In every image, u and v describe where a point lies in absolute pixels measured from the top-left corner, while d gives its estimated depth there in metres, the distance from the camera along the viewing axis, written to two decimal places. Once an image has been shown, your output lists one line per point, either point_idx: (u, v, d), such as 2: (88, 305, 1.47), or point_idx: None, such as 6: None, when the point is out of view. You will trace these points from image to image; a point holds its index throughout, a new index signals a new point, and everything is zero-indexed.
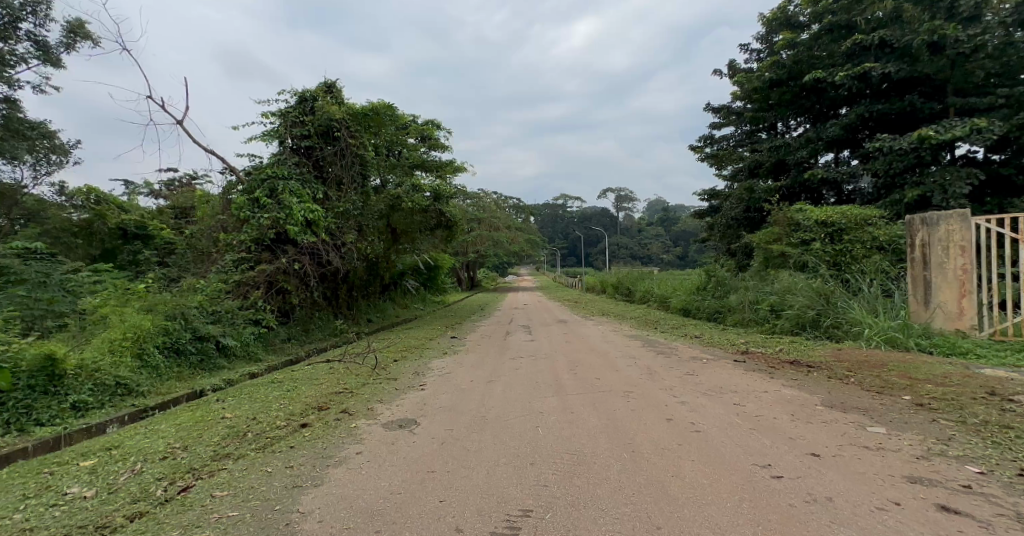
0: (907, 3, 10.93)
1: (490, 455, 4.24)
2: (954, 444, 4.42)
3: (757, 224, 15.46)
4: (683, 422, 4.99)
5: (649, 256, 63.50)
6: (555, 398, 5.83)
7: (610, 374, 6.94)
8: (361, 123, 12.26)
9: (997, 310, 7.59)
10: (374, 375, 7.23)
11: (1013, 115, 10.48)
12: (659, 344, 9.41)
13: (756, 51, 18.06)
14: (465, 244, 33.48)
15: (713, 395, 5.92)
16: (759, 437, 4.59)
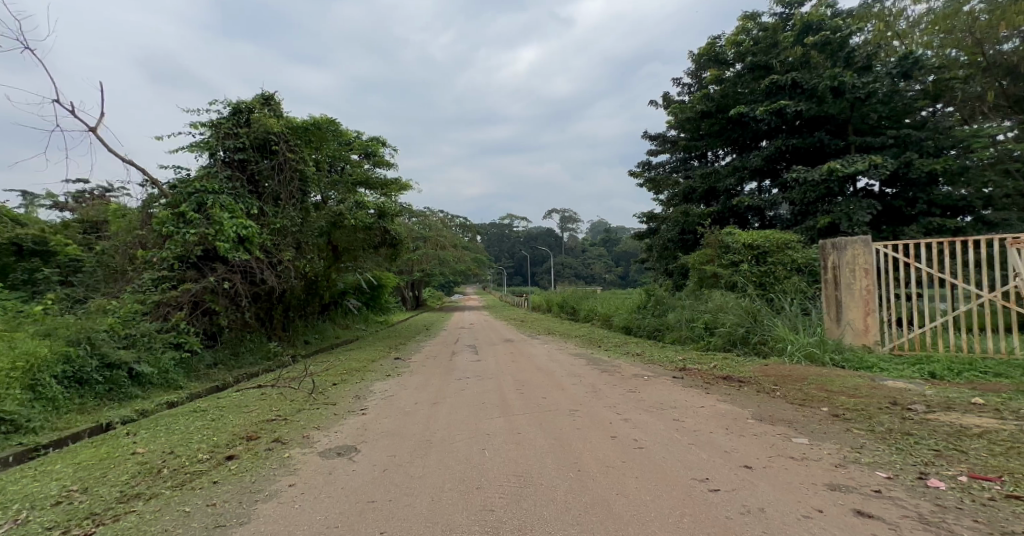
0: (813, 51, 12.18)
1: (435, 481, 4.43)
2: (866, 452, 4.96)
3: (691, 246, 16.26)
4: (626, 439, 5.35)
5: (592, 276, 65.00)
6: (502, 418, 6.09)
7: (557, 393, 7.26)
8: (302, 138, 12.22)
9: (897, 327, 8.40)
10: (311, 401, 7.23)
11: (900, 153, 11.83)
12: (602, 361, 9.80)
13: (688, 85, 19.28)
14: (410, 262, 33.44)
15: (655, 411, 6.33)
16: (697, 451, 4.99)
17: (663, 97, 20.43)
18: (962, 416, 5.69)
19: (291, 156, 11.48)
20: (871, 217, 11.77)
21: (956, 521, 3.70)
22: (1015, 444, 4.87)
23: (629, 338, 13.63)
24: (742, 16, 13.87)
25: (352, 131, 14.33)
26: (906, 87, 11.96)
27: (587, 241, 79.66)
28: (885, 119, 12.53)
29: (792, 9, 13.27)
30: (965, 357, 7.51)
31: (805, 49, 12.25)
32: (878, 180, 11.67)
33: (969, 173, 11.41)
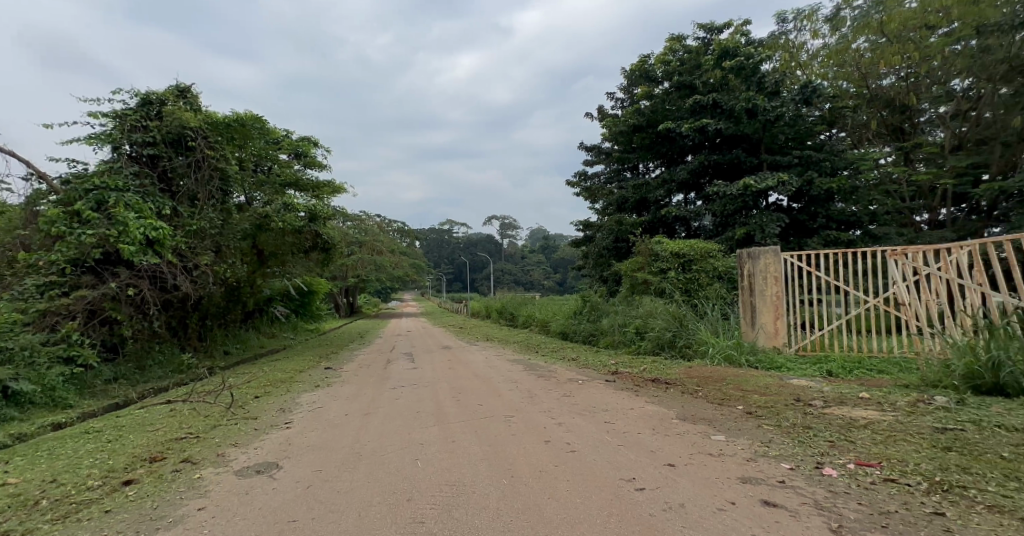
0: (730, 75, 13.19)
1: (363, 495, 4.36)
2: (774, 445, 5.08)
3: (625, 253, 16.89)
4: (559, 443, 5.47)
5: (531, 282, 65.85)
6: (436, 428, 6.14)
7: (493, 400, 7.46)
8: (222, 135, 11.78)
9: (802, 330, 9.22)
10: (228, 416, 7.03)
11: (803, 172, 12.92)
12: (539, 367, 10.12)
13: (620, 100, 20.13)
14: (344, 268, 32.76)
15: (587, 415, 6.59)
16: (624, 452, 5.13)
17: (599, 110, 21.20)
18: (852, 409, 6.17)
19: (209, 153, 11.16)
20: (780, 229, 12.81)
21: (844, 505, 3.81)
22: (888, 429, 4.92)
23: (565, 343, 14.06)
24: (670, 37, 14.77)
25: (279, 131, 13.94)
26: (807, 113, 13.12)
27: (525, 248, 80.66)
28: (791, 141, 13.68)
29: (713, 35, 14.29)
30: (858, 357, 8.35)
31: (723, 72, 13.30)
32: (786, 196, 12.75)
33: (857, 193, 12.94)
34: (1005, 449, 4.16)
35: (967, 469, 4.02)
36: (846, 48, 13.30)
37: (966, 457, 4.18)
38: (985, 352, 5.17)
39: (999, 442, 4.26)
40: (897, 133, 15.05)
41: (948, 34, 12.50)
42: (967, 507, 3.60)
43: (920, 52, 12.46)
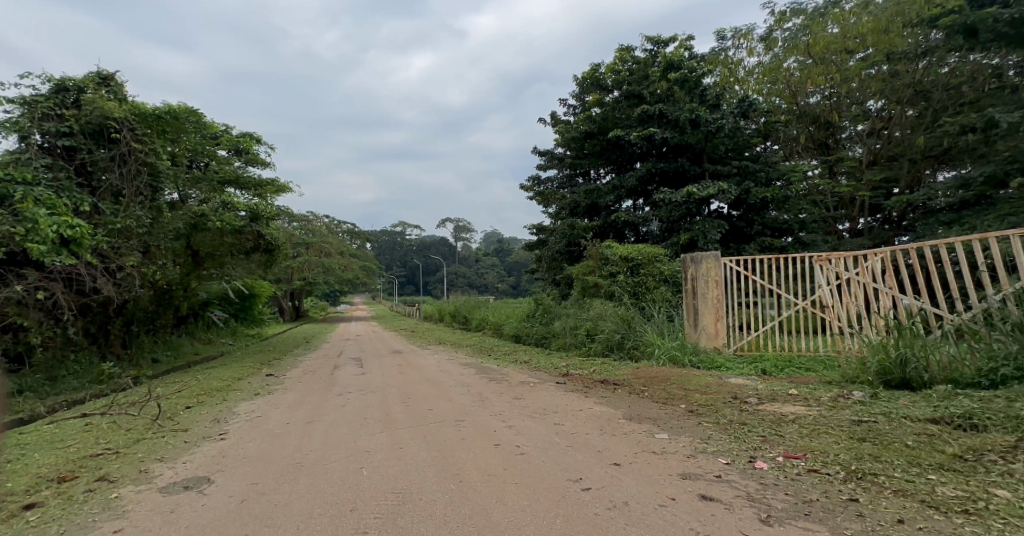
0: (675, 87, 13.78)
1: (302, 506, 3.98)
2: (713, 442, 5.05)
3: (576, 257, 17.17)
4: (508, 445, 5.18)
5: (484, 285, 65.79)
6: (385, 434, 5.76)
7: (443, 404, 7.23)
8: (153, 129, 11.20)
9: (740, 331, 9.64)
10: (155, 429, 6.40)
11: (742, 181, 13.57)
12: (491, 370, 10.19)
13: (573, 106, 20.51)
14: (290, 270, 31.95)
15: (537, 417, 6.33)
16: (573, 453, 4.90)
17: (551, 116, 21.54)
18: (782, 405, 6.48)
19: (137, 147, 10.45)
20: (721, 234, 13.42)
21: (772, 496, 3.77)
22: (813, 422, 5.13)
23: (519, 346, 14.21)
24: (619, 48, 15.19)
25: (219, 127, 13.67)
26: (744, 125, 13.73)
27: (478, 251, 80.60)
28: (730, 152, 14.38)
29: (659, 47, 14.82)
30: (788, 357, 8.92)
31: (669, 84, 13.85)
32: (727, 204, 13.35)
33: (788, 201, 13.78)
34: (910, 438, 4.28)
35: (877, 458, 4.07)
36: (778, 66, 14.40)
37: (878, 447, 4.25)
38: (894, 350, 5.60)
39: (906, 432, 4.40)
40: (822, 147, 15.98)
41: (864, 59, 13.81)
42: (876, 491, 3.60)
43: (840, 74, 13.78)
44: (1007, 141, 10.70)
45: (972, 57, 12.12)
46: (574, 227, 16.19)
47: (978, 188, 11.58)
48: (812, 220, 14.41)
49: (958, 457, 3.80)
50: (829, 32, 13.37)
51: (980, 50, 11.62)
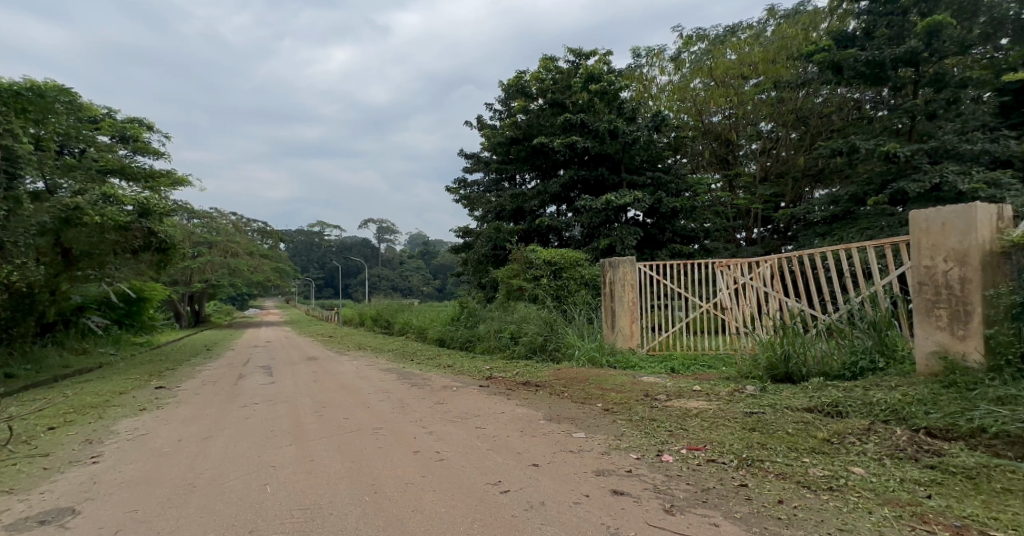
0: (595, 100, 14.53)
1: (192, 533, 3.46)
2: (625, 439, 5.19)
3: (502, 260, 17.29)
4: (428, 452, 4.91)
5: (409, 288, 64.83)
6: (294, 446, 5.24)
7: (360, 412, 6.90)
8: (11, 106, 9.64)
9: (652, 332, 10.25)
10: (8, 454, 5.37)
11: (655, 191, 14.43)
12: (413, 376, 10.14)
13: (498, 111, 20.87)
14: (188, 270, 30.15)
15: (458, 422, 6.16)
16: (492, 456, 4.74)
17: (478, 120, 21.77)
18: (688, 400, 6.88)
19: None
20: (636, 241, 14.16)
21: (675, 486, 3.89)
22: (712, 415, 5.54)
23: (442, 349, 14.17)
24: (543, 57, 15.63)
25: (99, 111, 12.74)
26: (658, 138, 14.47)
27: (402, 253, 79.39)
28: (644, 163, 15.11)
29: (580, 60, 15.41)
30: (693, 355, 9.55)
31: (589, 95, 14.44)
32: (641, 212, 14.12)
33: (695, 211, 14.63)
34: (790, 426, 4.77)
35: (764, 445, 4.46)
36: (686, 86, 15.72)
37: (767, 435, 4.66)
38: (781, 347, 6.18)
39: (787, 420, 4.91)
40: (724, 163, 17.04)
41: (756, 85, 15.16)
42: (762, 476, 3.88)
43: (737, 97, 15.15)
44: (865, 165, 12.54)
45: (840, 92, 14.35)
46: (499, 231, 16.40)
47: (844, 204, 12.90)
48: (716, 229, 15.27)
49: (827, 440, 4.29)
50: (728, 58, 15.03)
51: (844, 85, 12.87)
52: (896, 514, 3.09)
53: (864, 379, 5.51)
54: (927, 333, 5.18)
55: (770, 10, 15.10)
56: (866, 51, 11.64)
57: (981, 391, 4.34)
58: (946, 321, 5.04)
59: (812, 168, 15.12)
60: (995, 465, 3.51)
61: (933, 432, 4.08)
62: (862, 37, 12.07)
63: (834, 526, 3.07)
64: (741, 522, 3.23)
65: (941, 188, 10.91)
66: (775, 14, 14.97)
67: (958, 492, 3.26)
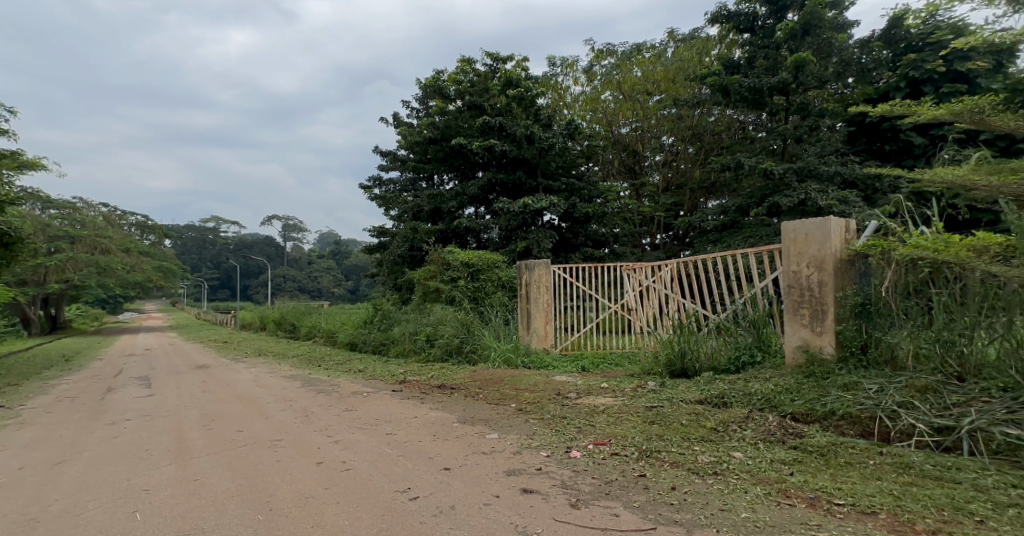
0: (513, 104, 14.87)
1: None
2: (536, 437, 5.39)
3: (418, 261, 17.15)
4: (332, 462, 4.80)
5: (319, 289, 62.34)
6: (174, 465, 4.87)
7: (259, 421, 6.57)
8: None
9: (565, 332, 10.63)
10: None
11: (569, 197, 14.97)
12: (319, 382, 9.75)
13: (415, 109, 20.75)
14: (40, 269, 27.06)
15: (368, 428, 6.08)
16: (403, 463, 4.73)
17: (394, 117, 21.49)
18: (596, 398, 7.21)
19: None
20: (552, 244, 14.64)
21: (581, 481, 4.09)
22: (617, 410, 5.86)
23: (354, 353, 13.78)
24: (461, 59, 15.79)
25: None
26: (572, 145, 15.02)
27: (309, 252, 76.26)
28: (560, 169, 15.67)
29: (498, 63, 15.69)
30: (601, 354, 10.09)
31: (507, 99, 14.88)
32: (557, 216, 14.67)
33: (606, 217, 15.31)
34: (684, 417, 5.17)
35: (661, 436, 4.80)
36: (597, 97, 16.55)
37: (665, 427, 5.01)
38: (679, 345, 6.67)
39: (681, 412, 5.32)
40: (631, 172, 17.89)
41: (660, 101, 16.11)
42: (659, 465, 4.19)
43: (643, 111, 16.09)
44: (748, 179, 13.65)
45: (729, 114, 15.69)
46: (416, 231, 16.28)
47: (731, 215, 14.00)
48: (625, 235, 16.02)
49: (714, 428, 4.71)
50: (634, 74, 15.97)
51: (733, 106, 14.04)
52: (766, 492, 3.47)
53: (744, 371, 6.10)
54: (793, 330, 5.78)
55: (670, 32, 16.15)
56: (749, 78, 12.71)
57: (833, 379, 4.94)
58: (808, 319, 5.67)
59: (705, 182, 16.63)
60: (842, 442, 4.04)
61: (797, 417, 4.60)
62: (745, 65, 13.18)
63: (716, 507, 3.37)
64: (639, 510, 3.47)
65: (805, 204, 12.09)
66: (674, 37, 16.01)
67: (814, 468, 3.72)
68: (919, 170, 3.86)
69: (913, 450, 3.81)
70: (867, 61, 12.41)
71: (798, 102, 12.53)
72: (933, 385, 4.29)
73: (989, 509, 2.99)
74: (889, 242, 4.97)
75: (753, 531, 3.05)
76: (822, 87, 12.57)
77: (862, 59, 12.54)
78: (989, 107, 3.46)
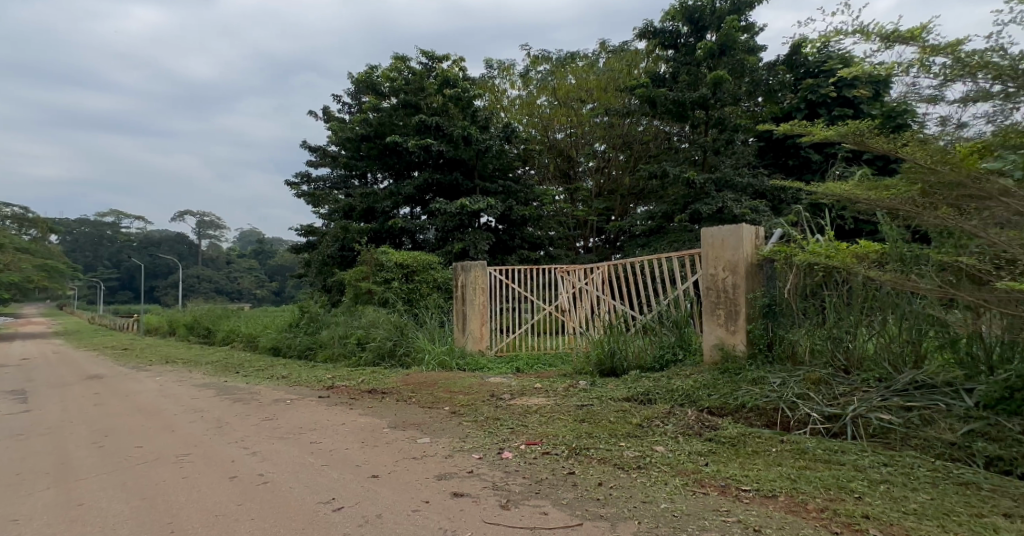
0: (450, 104, 14.92)
1: None
2: (469, 440, 5.43)
3: (349, 261, 16.76)
4: (248, 476, 4.63)
5: (239, 291, 59.32)
6: (54, 490, 4.50)
7: (164, 434, 6.19)
8: None
9: (500, 333, 10.72)
10: None
11: (506, 199, 15.14)
12: (235, 389, 9.29)
13: (346, 104, 20.35)
14: None
15: (290, 437, 5.91)
16: (327, 473, 4.65)
17: (324, 111, 20.97)
18: (526, 399, 7.32)
19: None
20: (488, 246, 14.77)
21: (512, 481, 4.18)
22: (550, 410, 6.00)
23: (279, 359, 13.22)
24: (395, 56, 15.65)
25: None
26: (508, 148, 15.20)
27: (229, 251, 72.56)
28: (497, 171, 15.81)
29: (434, 62, 15.68)
30: (535, 354, 10.29)
31: (443, 99, 14.98)
32: (494, 218, 14.82)
33: (542, 220, 15.65)
34: (612, 415, 5.38)
35: (589, 434, 4.96)
36: (532, 102, 16.97)
37: (594, 425, 5.19)
38: (608, 346, 6.92)
39: (609, 409, 5.53)
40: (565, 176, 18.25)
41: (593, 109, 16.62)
42: (587, 462, 4.35)
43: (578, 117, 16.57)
44: (674, 187, 14.25)
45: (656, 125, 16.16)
46: (347, 231, 15.92)
47: (658, 220, 14.59)
48: (559, 238, 16.39)
49: (639, 424, 4.94)
50: (568, 81, 16.55)
51: (660, 117, 14.74)
52: (684, 482, 3.69)
53: (667, 369, 6.40)
54: (710, 329, 6.13)
55: (602, 43, 16.70)
56: (674, 91, 13.46)
57: (744, 374, 5.30)
58: (723, 319, 6.03)
59: (634, 189, 17.23)
60: (750, 433, 4.34)
61: (713, 410, 4.90)
62: (670, 80, 13.92)
63: (639, 500, 3.55)
64: (567, 508, 3.59)
65: (723, 211, 12.76)
66: (606, 48, 16.54)
67: (726, 458, 3.98)
68: (814, 185, 4.23)
69: (807, 436, 4.15)
70: (774, 83, 13.19)
71: (716, 117, 13.23)
72: (825, 378, 4.71)
73: (866, 486, 3.31)
74: (791, 247, 5.32)
75: (671, 520, 3.23)
76: (736, 105, 13.42)
77: (770, 81, 13.22)
78: (867, 131, 3.74)
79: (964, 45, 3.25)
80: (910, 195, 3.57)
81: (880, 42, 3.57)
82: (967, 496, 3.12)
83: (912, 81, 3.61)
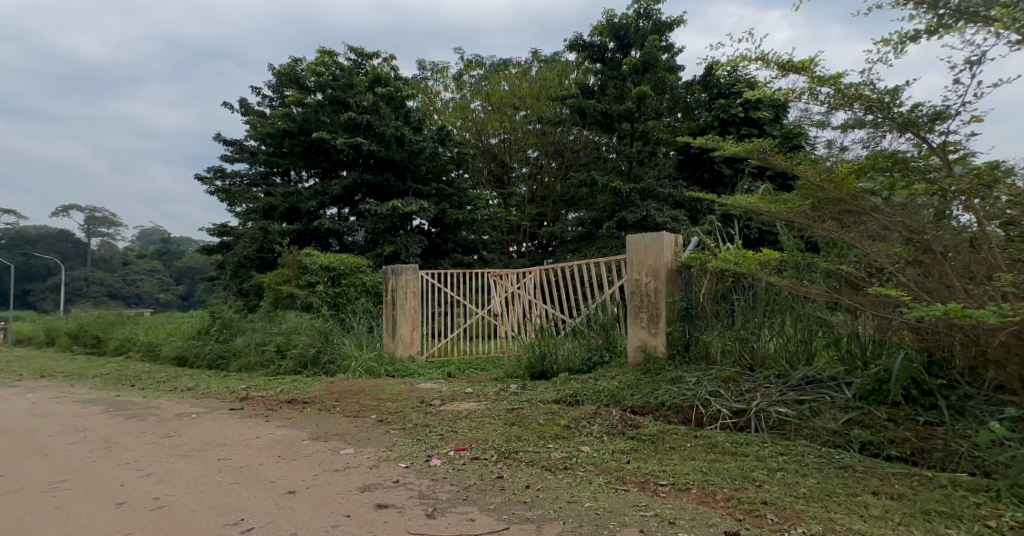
0: (381, 102, 14.64)
1: None
2: (396, 448, 5.38)
3: (270, 264, 16.10)
4: (140, 501, 4.36)
5: (138, 295, 54.80)
6: None
7: (32, 460, 5.65)
8: None
9: (432, 338, 10.63)
10: None
11: (438, 202, 15.08)
12: (128, 405, 8.63)
13: (268, 97, 19.67)
14: None
15: (194, 455, 5.61)
16: (236, 491, 4.48)
17: (244, 104, 20.15)
18: (451, 405, 7.35)
19: None
20: (420, 249, 14.66)
21: (439, 489, 4.18)
22: (480, 415, 6.04)
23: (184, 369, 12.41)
24: (322, 51, 15.28)
25: None
26: (441, 151, 15.16)
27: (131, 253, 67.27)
28: (430, 175, 15.70)
29: (363, 59, 15.44)
30: (468, 359, 10.35)
31: (375, 97, 14.77)
32: (426, 221, 14.73)
33: (474, 224, 15.67)
34: (542, 417, 5.50)
35: (519, 438, 5.04)
36: (467, 106, 17.12)
37: (523, 428, 5.28)
38: (535, 349, 7.05)
39: (539, 411, 5.65)
40: (499, 182, 18.34)
41: (526, 116, 16.97)
42: (516, 465, 4.42)
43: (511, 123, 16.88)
44: (602, 195, 14.67)
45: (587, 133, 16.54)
46: (267, 231, 15.31)
47: (587, 227, 15.00)
48: (491, 242, 16.51)
49: (567, 425, 5.08)
50: (502, 88, 16.84)
51: (590, 127, 15.24)
52: (606, 480, 3.83)
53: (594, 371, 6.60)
54: (634, 331, 6.38)
55: (534, 52, 17.11)
56: (602, 103, 13.96)
57: (664, 374, 5.57)
58: (646, 322, 6.29)
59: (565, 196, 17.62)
60: (668, 430, 4.57)
61: (635, 409, 5.11)
62: (599, 92, 14.38)
63: (563, 500, 3.66)
64: (493, 512, 3.65)
65: (647, 220, 13.29)
66: (538, 57, 16.91)
67: (645, 455, 4.17)
68: (724, 197, 4.51)
69: (717, 431, 4.41)
70: (691, 101, 13.82)
71: (641, 130, 13.78)
72: (734, 376, 5.02)
73: (766, 474, 3.57)
74: (706, 254, 5.66)
75: (592, 518, 3.35)
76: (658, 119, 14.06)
77: (687, 99, 13.90)
78: (769, 148, 4.06)
79: (843, 78, 3.59)
80: (804, 209, 3.90)
81: (777, 69, 3.89)
82: (846, 479, 3.43)
83: (804, 107, 3.94)
